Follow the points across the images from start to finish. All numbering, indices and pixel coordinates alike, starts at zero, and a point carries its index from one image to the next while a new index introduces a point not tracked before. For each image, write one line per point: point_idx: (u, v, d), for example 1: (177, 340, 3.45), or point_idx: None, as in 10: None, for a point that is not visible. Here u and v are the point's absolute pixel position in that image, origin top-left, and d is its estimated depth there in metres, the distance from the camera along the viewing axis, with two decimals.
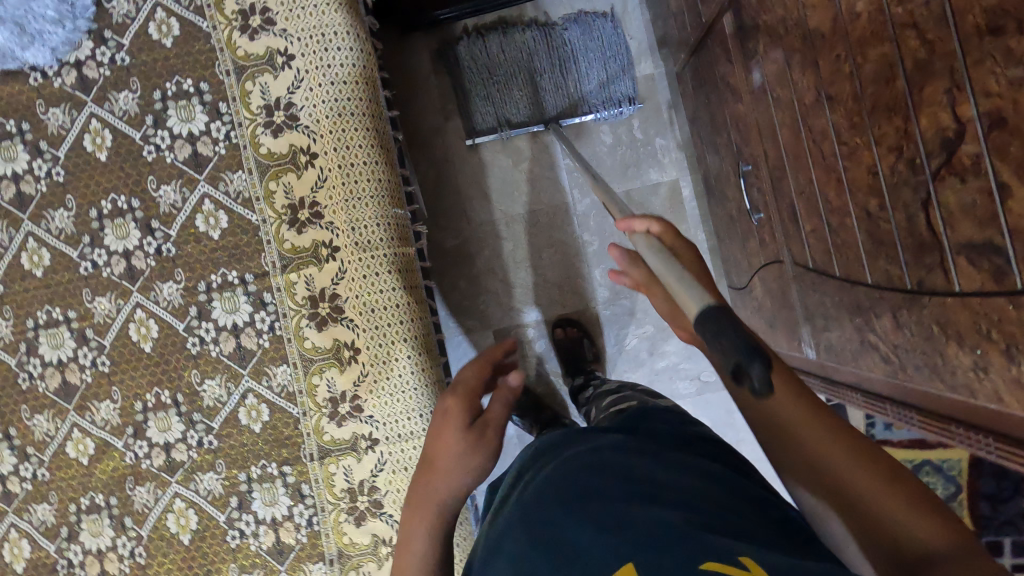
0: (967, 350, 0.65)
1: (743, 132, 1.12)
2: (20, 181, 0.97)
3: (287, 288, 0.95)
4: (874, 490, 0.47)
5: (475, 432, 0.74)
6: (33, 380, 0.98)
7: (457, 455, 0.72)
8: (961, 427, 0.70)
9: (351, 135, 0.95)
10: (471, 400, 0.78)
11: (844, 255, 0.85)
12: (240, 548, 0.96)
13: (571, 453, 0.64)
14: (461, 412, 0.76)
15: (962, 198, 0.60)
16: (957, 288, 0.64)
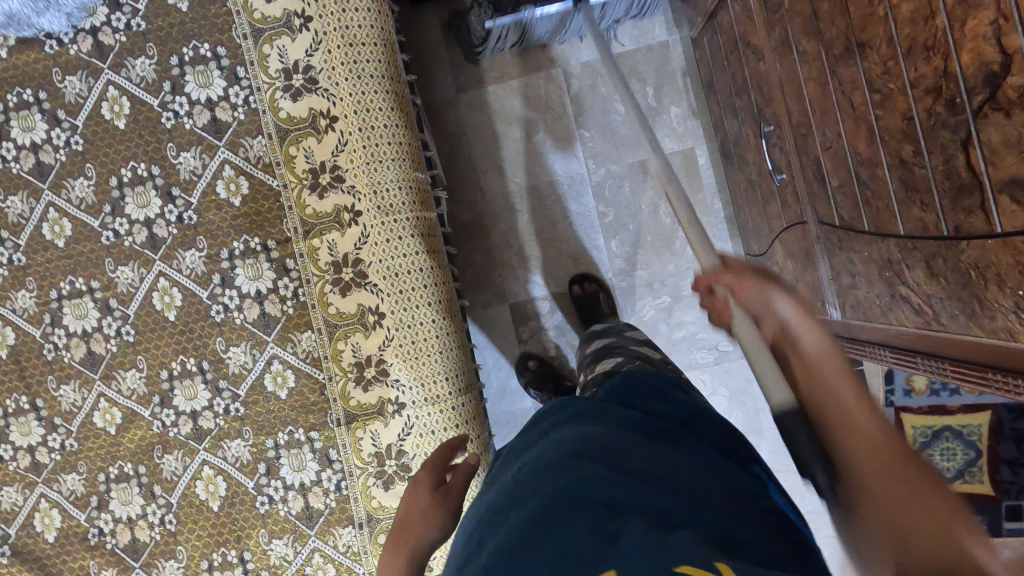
0: (1007, 292, 0.64)
1: (765, 91, 1.10)
2: (38, 150, 0.97)
3: (310, 254, 0.95)
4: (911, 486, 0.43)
5: (438, 491, 0.74)
6: (58, 351, 0.98)
7: (421, 513, 0.72)
8: (998, 371, 0.68)
9: (371, 98, 0.94)
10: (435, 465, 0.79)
11: (875, 208, 0.84)
12: (270, 514, 0.96)
13: (580, 438, 0.65)
14: (425, 481, 0.77)
15: (1006, 133, 0.59)
16: (999, 228, 0.63)
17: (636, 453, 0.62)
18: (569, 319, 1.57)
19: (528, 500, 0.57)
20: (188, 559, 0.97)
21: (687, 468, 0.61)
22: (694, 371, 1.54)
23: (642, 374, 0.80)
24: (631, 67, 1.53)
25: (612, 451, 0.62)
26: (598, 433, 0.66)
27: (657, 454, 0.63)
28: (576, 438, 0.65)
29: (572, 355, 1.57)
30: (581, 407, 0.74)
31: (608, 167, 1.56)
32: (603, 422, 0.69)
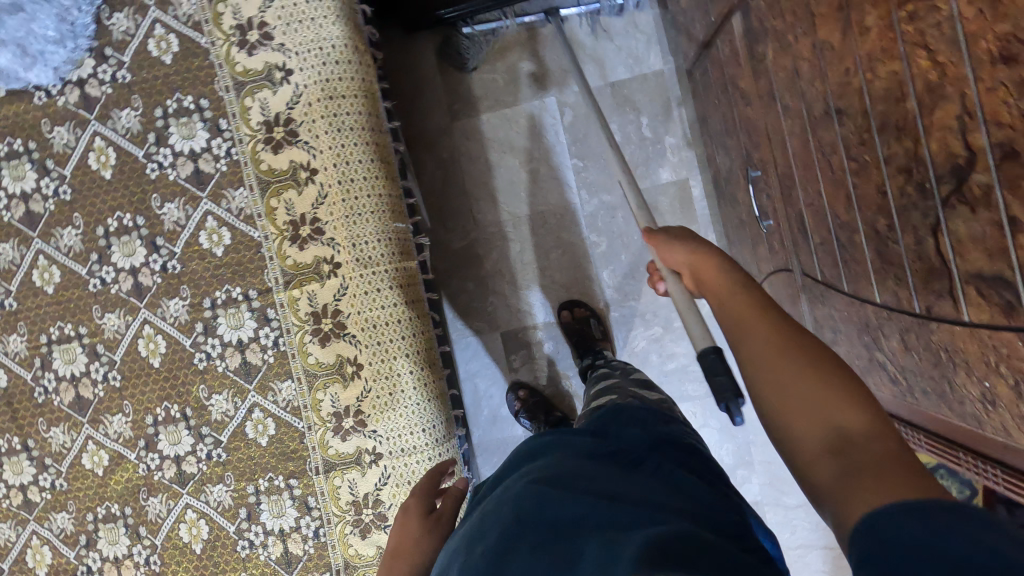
0: (975, 380, 0.63)
1: (752, 136, 1.09)
2: (29, 199, 0.99)
3: (290, 304, 0.96)
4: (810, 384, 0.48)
5: (430, 519, 0.82)
6: (48, 394, 1.01)
7: (415, 541, 0.79)
8: (965, 453, 0.71)
9: (351, 150, 0.95)
10: (426, 493, 0.86)
11: (853, 271, 0.83)
12: (251, 558, 0.98)
13: (552, 467, 0.70)
14: (418, 508, 0.84)
15: (972, 228, 0.58)
16: (966, 318, 0.62)
17: (591, 475, 0.67)
18: (563, 346, 1.57)
19: (497, 537, 0.61)
20: None
21: (642, 488, 0.65)
22: (685, 403, 1.53)
23: (631, 408, 0.85)
24: (625, 97, 1.52)
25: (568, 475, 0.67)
26: (555, 464, 0.70)
27: (613, 476, 0.67)
28: (547, 469, 0.69)
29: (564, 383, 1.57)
30: (541, 442, 0.79)
31: (602, 197, 1.55)
32: (561, 453, 0.74)
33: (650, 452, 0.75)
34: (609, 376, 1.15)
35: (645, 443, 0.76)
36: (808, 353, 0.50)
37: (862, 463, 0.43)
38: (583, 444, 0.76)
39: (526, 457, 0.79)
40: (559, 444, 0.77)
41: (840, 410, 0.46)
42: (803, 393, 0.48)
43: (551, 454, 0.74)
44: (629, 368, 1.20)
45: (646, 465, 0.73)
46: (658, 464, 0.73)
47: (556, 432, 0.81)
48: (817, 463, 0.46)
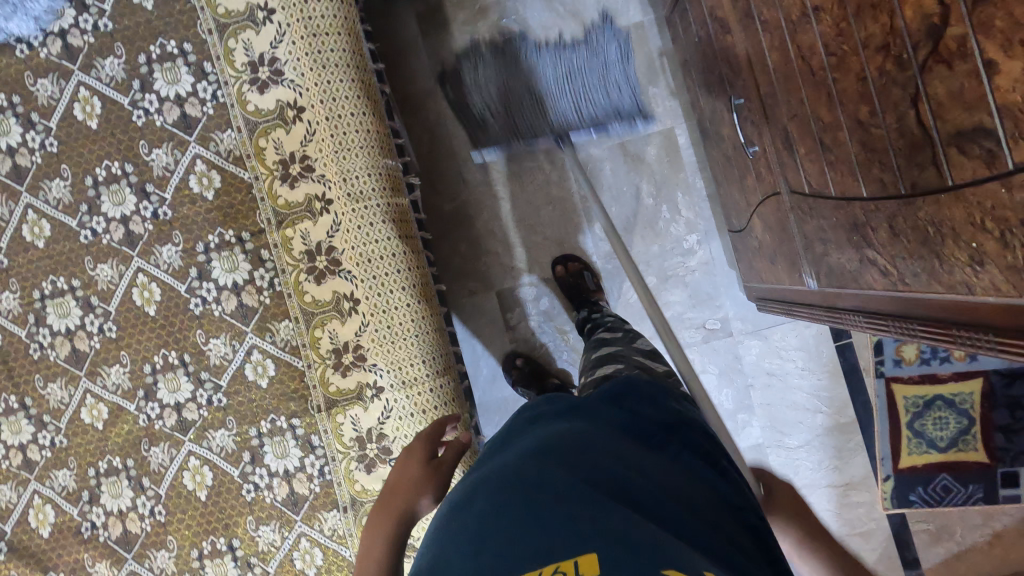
0: (962, 245, 0.64)
1: (733, 64, 1.10)
2: (15, 154, 0.98)
3: (285, 244, 0.96)
4: None
5: (432, 464, 0.82)
6: (44, 350, 1.00)
7: (415, 480, 0.79)
8: (960, 327, 0.71)
9: (337, 86, 0.95)
10: (430, 443, 0.86)
11: (838, 172, 0.84)
12: (256, 501, 0.97)
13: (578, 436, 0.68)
14: (421, 453, 0.84)
15: (950, 85, 0.59)
16: (951, 181, 0.63)
17: (619, 454, 0.66)
18: (556, 302, 1.58)
19: (516, 485, 0.60)
20: (178, 548, 0.99)
21: (664, 477, 0.66)
22: None
23: (641, 382, 0.82)
24: None
25: (595, 447, 0.66)
26: (581, 432, 0.69)
27: (643, 462, 0.67)
28: (572, 435, 0.68)
29: (558, 341, 1.58)
30: (564, 409, 0.78)
31: (590, 150, 1.55)
32: (586, 422, 0.73)
33: (668, 435, 0.75)
34: (613, 343, 1.13)
35: (665, 424, 0.76)
36: None
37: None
38: (608, 417, 0.75)
39: (544, 419, 0.77)
40: (584, 412, 0.76)
41: None
42: None
43: (579, 421, 0.73)
44: (630, 331, 1.20)
45: (666, 448, 0.73)
46: (677, 450, 0.73)
47: (580, 399, 0.81)
48: None
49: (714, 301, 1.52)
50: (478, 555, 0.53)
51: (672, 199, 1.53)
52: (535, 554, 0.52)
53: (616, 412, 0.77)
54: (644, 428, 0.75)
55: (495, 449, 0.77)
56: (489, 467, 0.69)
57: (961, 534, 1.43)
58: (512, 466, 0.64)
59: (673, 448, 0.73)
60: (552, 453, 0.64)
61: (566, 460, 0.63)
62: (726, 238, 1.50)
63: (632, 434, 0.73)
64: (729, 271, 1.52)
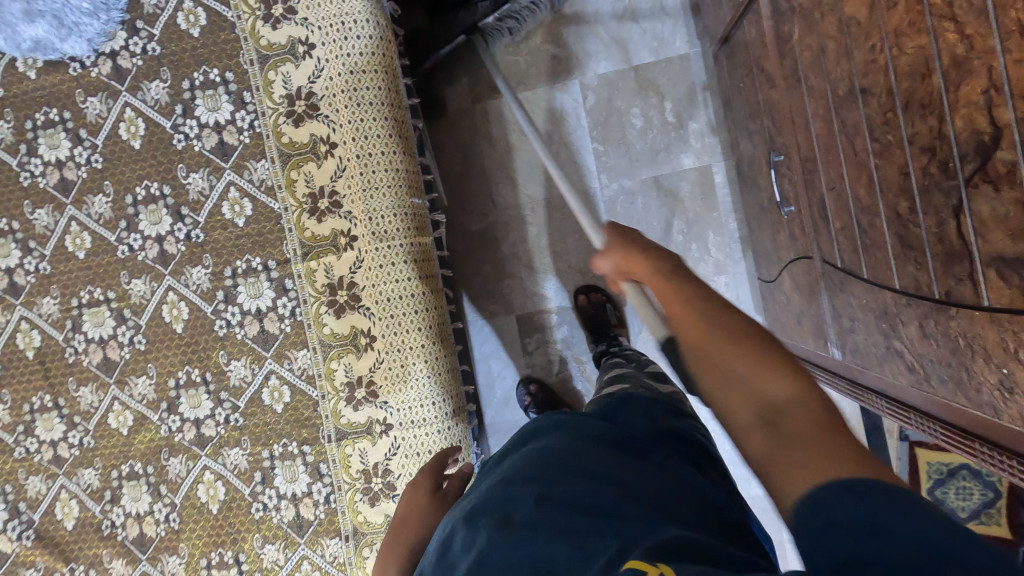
0: (993, 367, 0.61)
1: (776, 119, 1.06)
2: (63, 167, 1.03)
3: (308, 276, 0.98)
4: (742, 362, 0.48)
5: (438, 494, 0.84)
6: (78, 355, 1.05)
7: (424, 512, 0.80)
8: (985, 445, 0.68)
9: (370, 126, 0.96)
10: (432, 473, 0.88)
11: (873, 258, 0.81)
12: (263, 520, 1.01)
13: (562, 450, 0.69)
14: (425, 485, 0.86)
15: (994, 207, 0.56)
16: (986, 302, 0.60)
17: (595, 460, 0.66)
18: (577, 331, 1.57)
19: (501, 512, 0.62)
20: (189, 556, 1.03)
21: (646, 480, 0.64)
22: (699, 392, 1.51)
23: (639, 398, 0.80)
24: (648, 81, 1.50)
25: (573, 461, 0.66)
26: (558, 447, 0.70)
27: (628, 464, 0.66)
28: (553, 451, 0.69)
29: (576, 369, 1.57)
30: (549, 421, 0.78)
31: (622, 182, 1.53)
32: (572, 433, 0.73)
33: (657, 442, 0.72)
34: (625, 366, 1.15)
35: (654, 432, 0.73)
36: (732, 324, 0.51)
37: (798, 436, 0.42)
38: (589, 424, 0.75)
39: (533, 435, 0.78)
40: (567, 423, 0.76)
41: (768, 387, 0.46)
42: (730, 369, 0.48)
43: (563, 433, 0.74)
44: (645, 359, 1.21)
45: (651, 457, 0.70)
46: (664, 457, 0.70)
47: (568, 412, 0.80)
48: (750, 434, 0.45)
49: None
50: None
51: (703, 238, 1.50)
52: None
53: (602, 421, 0.76)
54: (631, 432, 0.73)
55: (490, 468, 0.78)
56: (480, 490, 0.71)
57: None
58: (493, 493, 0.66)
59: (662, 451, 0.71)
60: (528, 475, 0.66)
61: (549, 478, 0.64)
62: (755, 282, 1.47)
63: (616, 439, 0.72)
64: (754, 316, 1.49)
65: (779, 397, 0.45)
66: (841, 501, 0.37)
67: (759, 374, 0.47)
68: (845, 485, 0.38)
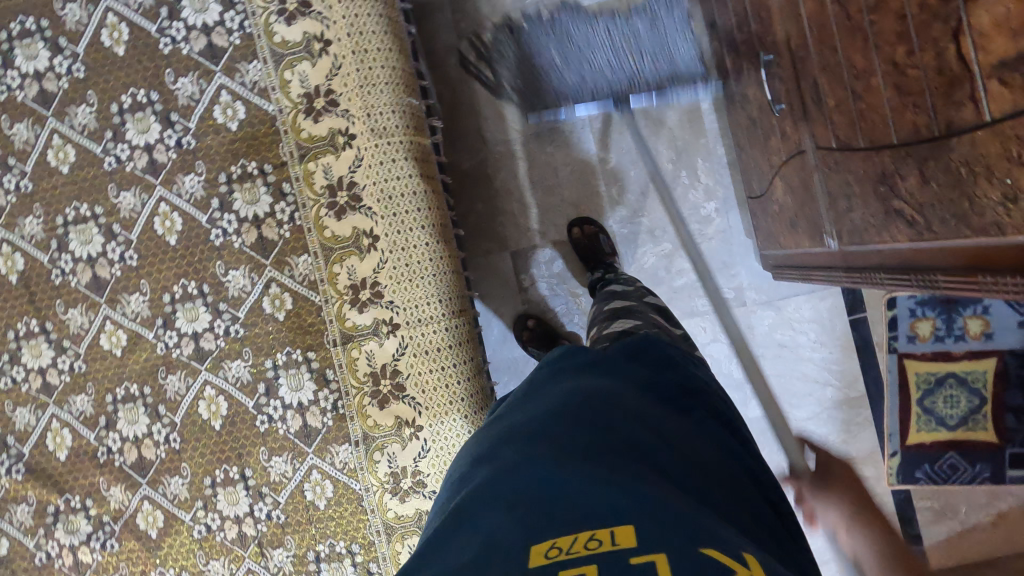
0: (996, 183, 0.63)
1: (764, 19, 1.08)
2: (42, 79, 0.99)
3: (306, 178, 0.96)
4: None
5: None
6: (66, 276, 1.02)
7: None
8: (986, 275, 0.69)
9: (365, 21, 0.95)
10: None
11: (869, 122, 0.83)
12: (269, 432, 0.99)
13: (604, 398, 0.67)
14: None
15: (994, 12, 0.57)
16: (988, 115, 0.62)
17: (640, 419, 0.65)
18: (570, 266, 1.57)
19: (538, 445, 0.61)
20: (192, 475, 1.00)
21: (691, 445, 0.65)
22: (695, 318, 1.53)
23: (661, 341, 0.81)
24: None
25: (616, 415, 0.65)
26: (598, 393, 0.68)
27: (672, 429, 0.66)
28: (594, 394, 0.68)
29: (572, 305, 1.57)
30: (588, 361, 0.78)
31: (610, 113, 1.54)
32: (612, 380, 0.73)
33: (693, 400, 0.74)
34: (625, 297, 1.14)
35: (693, 389, 0.75)
36: None
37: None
38: (628, 376, 0.75)
39: (567, 375, 0.76)
40: (610, 371, 0.75)
41: None
42: None
43: (602, 376, 0.74)
44: (641, 289, 1.19)
45: (690, 414, 0.72)
46: (704, 417, 0.72)
47: (603, 353, 0.80)
48: None
49: (729, 269, 1.51)
50: (509, 513, 0.53)
51: (692, 164, 1.52)
52: (556, 520, 0.52)
53: (640, 372, 0.76)
54: (667, 387, 0.75)
55: (516, 401, 0.77)
56: (513, 417, 0.70)
57: (965, 512, 1.44)
58: (532, 429, 0.64)
59: (700, 413, 0.73)
60: (573, 419, 0.64)
61: (589, 428, 0.63)
62: (745, 205, 1.49)
63: (655, 397, 0.72)
64: (746, 241, 1.51)
65: None
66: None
67: None
68: None
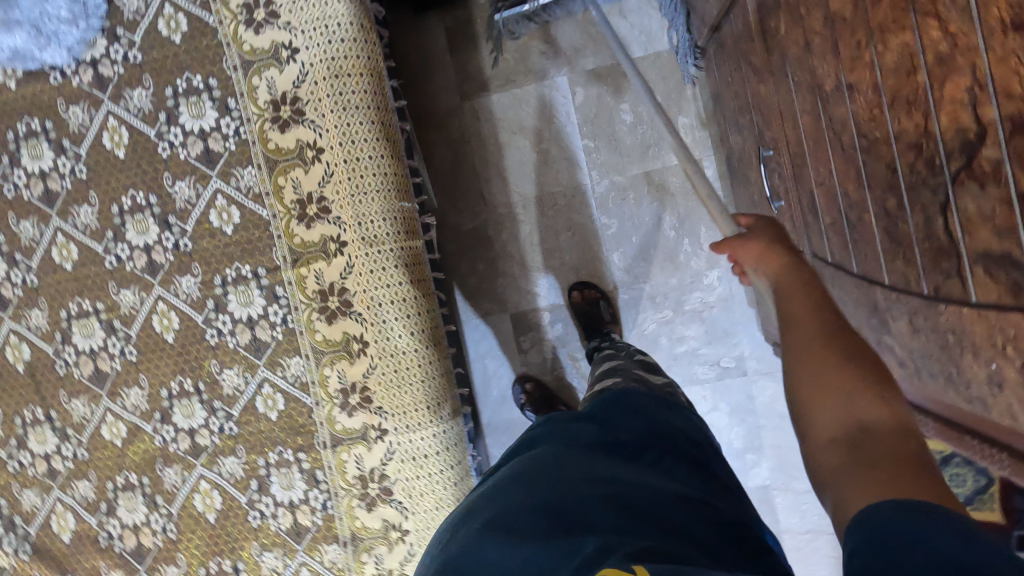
0: (981, 363, 0.61)
1: (765, 114, 1.05)
2: (47, 178, 1.02)
3: (298, 282, 0.97)
4: (855, 400, 0.49)
5: None
6: (69, 368, 1.05)
7: None
8: (976, 439, 0.69)
9: (356, 129, 0.95)
10: None
11: (862, 253, 0.81)
12: (261, 528, 1.01)
13: (546, 452, 0.69)
14: None
15: (981, 205, 0.56)
16: (974, 298, 0.60)
17: (578, 462, 0.66)
18: (571, 329, 1.56)
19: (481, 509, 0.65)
20: (187, 565, 1.03)
21: (631, 475, 0.64)
22: (695, 386, 1.50)
23: (635, 393, 0.79)
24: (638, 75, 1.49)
25: (558, 464, 0.66)
26: (541, 451, 0.70)
27: (615, 466, 0.66)
28: (539, 453, 0.70)
29: (571, 366, 1.57)
30: (547, 423, 0.79)
31: (613, 178, 1.52)
32: (562, 434, 0.74)
33: (650, 440, 0.72)
34: (614, 359, 1.14)
35: (643, 434, 0.73)
36: (870, 378, 0.50)
37: (873, 456, 0.45)
38: (580, 432, 0.74)
39: (531, 437, 0.78)
40: (565, 425, 0.76)
41: (868, 410, 0.48)
42: (834, 398, 0.50)
43: (552, 435, 0.74)
44: (633, 350, 1.21)
45: (643, 458, 0.70)
46: (658, 458, 0.69)
47: (559, 412, 0.80)
48: (831, 452, 0.48)
49: (730, 338, 1.49)
50: None
51: (695, 232, 1.50)
52: None
53: (593, 424, 0.76)
54: (619, 434, 0.73)
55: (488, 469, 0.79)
56: (474, 488, 0.74)
57: None
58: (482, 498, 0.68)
59: (654, 454, 0.70)
60: (512, 477, 0.67)
61: (526, 478, 0.65)
62: None
63: (604, 443, 0.72)
64: (748, 310, 1.49)
65: (878, 422, 0.47)
66: (870, 550, 0.39)
67: (857, 405, 0.48)
68: (896, 511, 0.40)
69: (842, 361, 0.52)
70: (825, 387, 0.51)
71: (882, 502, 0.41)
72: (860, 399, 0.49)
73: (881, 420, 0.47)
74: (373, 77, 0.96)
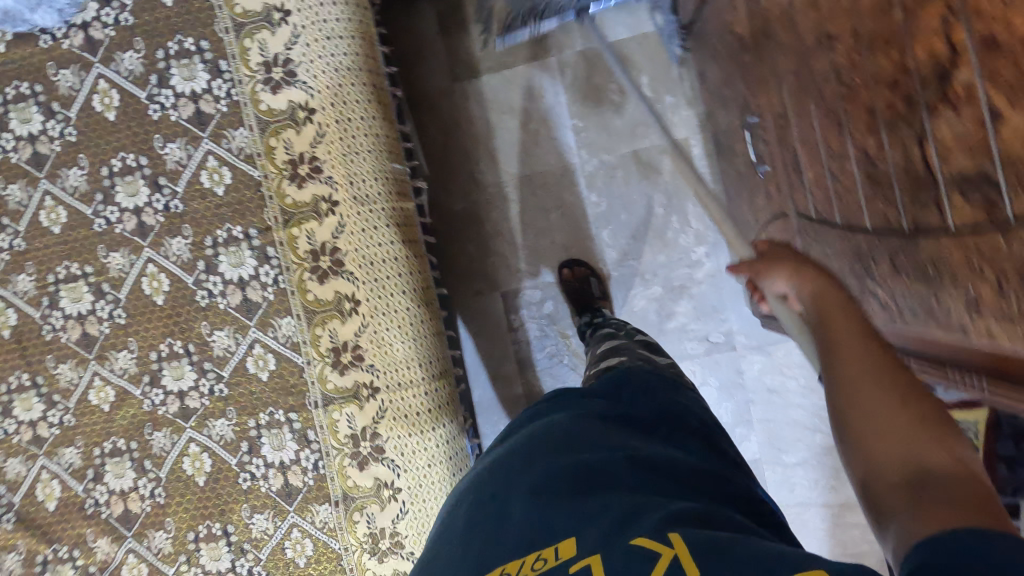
0: (960, 289, 0.64)
1: (749, 82, 1.08)
2: (35, 141, 1.01)
3: (289, 243, 0.97)
4: (897, 417, 0.47)
5: None
6: (56, 332, 1.04)
7: None
8: (956, 369, 0.71)
9: (348, 91, 0.99)
10: None
11: (843, 202, 0.84)
12: (252, 490, 1.00)
13: (563, 429, 0.69)
14: None
15: (955, 129, 0.58)
16: (952, 224, 0.62)
17: (596, 438, 0.66)
18: (562, 305, 1.57)
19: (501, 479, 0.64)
20: (175, 530, 1.02)
21: (649, 450, 0.64)
22: (685, 361, 1.52)
23: (639, 371, 0.83)
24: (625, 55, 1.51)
25: (576, 440, 0.66)
26: (556, 427, 0.70)
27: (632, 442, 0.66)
28: (554, 428, 0.70)
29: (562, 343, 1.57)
30: (559, 400, 0.79)
31: (601, 157, 1.54)
32: (576, 411, 0.74)
33: (662, 419, 0.73)
34: (615, 336, 1.15)
35: (657, 410, 0.74)
36: (926, 417, 0.47)
37: (936, 496, 0.42)
38: (591, 407, 0.75)
39: (542, 415, 0.78)
40: (576, 404, 0.76)
41: (927, 451, 0.45)
42: (895, 437, 0.46)
43: (564, 412, 0.75)
44: (629, 326, 1.23)
45: (655, 434, 0.71)
46: (669, 434, 0.71)
47: (570, 391, 0.81)
48: (889, 493, 0.44)
49: (718, 313, 1.51)
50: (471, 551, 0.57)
51: (682, 210, 1.52)
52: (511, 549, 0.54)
53: (604, 402, 0.76)
54: (630, 412, 0.74)
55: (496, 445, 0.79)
56: (486, 462, 0.73)
57: None
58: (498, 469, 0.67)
59: (665, 431, 0.71)
60: (530, 453, 0.66)
61: (546, 454, 0.65)
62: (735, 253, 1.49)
63: (615, 423, 0.72)
64: (735, 285, 1.51)
65: (939, 464, 0.44)
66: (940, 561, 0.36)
67: (915, 436, 0.46)
68: (960, 541, 0.37)
69: (904, 390, 0.49)
70: (882, 419, 0.48)
71: (954, 528, 0.38)
72: (916, 435, 0.46)
73: (947, 464, 0.43)
74: (363, 43, 1.02)
